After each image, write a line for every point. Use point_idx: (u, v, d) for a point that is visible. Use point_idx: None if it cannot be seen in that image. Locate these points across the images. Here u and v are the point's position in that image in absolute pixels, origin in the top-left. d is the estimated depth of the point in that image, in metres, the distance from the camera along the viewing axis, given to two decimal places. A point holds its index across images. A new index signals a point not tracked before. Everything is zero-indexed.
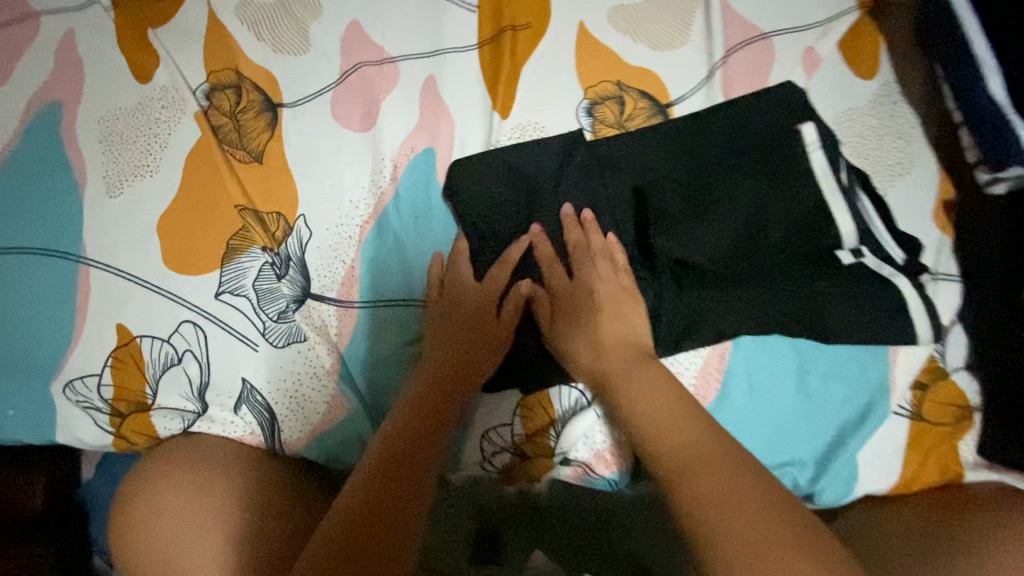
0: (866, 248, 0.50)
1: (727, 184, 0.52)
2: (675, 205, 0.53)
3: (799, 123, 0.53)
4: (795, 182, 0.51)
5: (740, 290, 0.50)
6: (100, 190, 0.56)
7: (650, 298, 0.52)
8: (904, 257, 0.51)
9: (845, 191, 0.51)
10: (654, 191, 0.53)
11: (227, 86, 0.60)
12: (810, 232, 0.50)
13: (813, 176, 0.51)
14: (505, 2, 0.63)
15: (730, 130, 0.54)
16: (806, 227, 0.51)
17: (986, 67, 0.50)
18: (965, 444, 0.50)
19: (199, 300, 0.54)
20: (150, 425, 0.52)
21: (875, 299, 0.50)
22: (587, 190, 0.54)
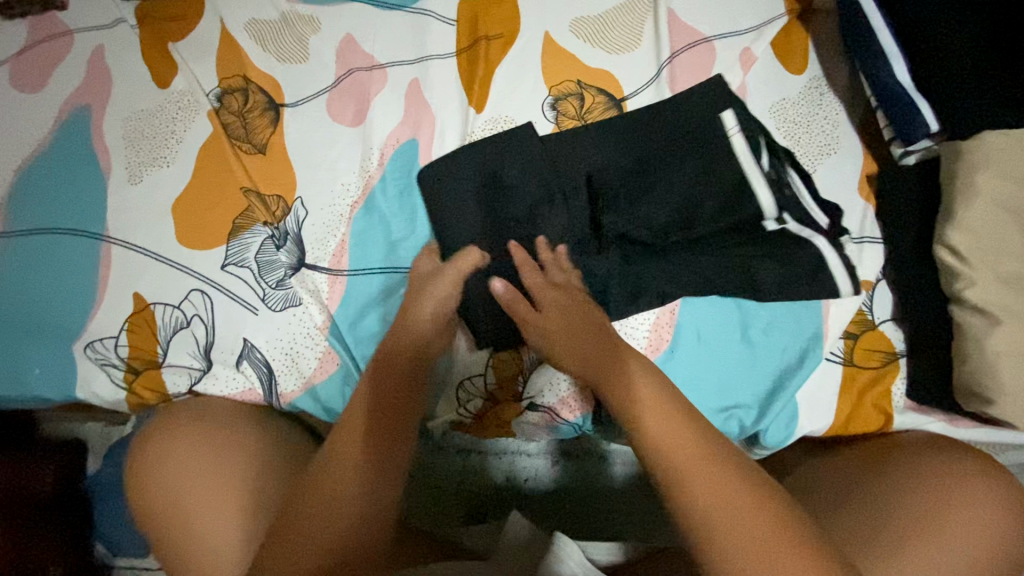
0: (788, 216, 0.57)
1: (664, 169, 0.59)
2: (620, 188, 0.59)
3: (720, 113, 0.60)
4: (721, 164, 0.58)
5: (677, 258, 0.57)
6: (123, 178, 0.64)
7: (600, 270, 0.58)
8: (827, 222, 0.57)
9: (766, 170, 0.57)
10: (600, 177, 0.60)
11: (236, 90, 0.68)
12: (736, 205, 0.57)
13: (736, 157, 0.58)
14: (480, 17, 0.72)
15: (664, 122, 0.61)
16: (732, 200, 0.57)
17: (893, 58, 0.56)
18: (896, 388, 0.55)
19: (207, 271, 0.60)
20: (161, 382, 0.58)
21: (796, 259, 0.56)
22: (541, 177, 0.60)
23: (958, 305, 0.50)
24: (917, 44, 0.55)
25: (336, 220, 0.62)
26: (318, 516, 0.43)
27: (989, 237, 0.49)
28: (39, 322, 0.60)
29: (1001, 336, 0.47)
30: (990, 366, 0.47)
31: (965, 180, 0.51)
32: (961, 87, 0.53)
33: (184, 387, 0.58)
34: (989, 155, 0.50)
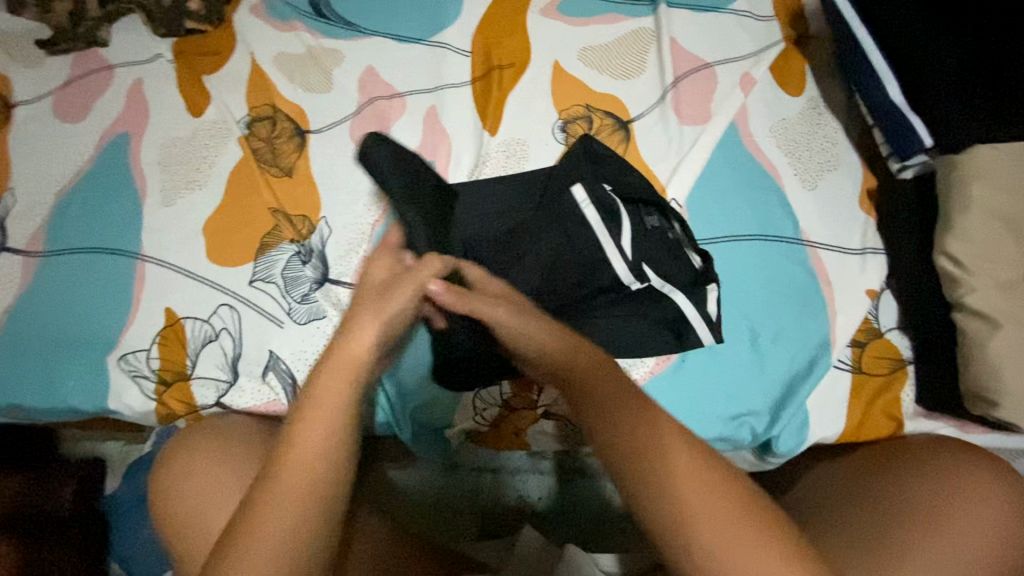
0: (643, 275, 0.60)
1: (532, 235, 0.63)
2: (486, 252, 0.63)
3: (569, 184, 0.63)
4: (578, 230, 0.62)
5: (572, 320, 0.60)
6: (158, 201, 0.68)
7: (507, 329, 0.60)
8: (700, 260, 0.61)
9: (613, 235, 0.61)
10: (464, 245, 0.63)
11: (264, 117, 0.73)
12: (594, 270, 0.61)
13: (587, 226, 0.62)
14: (493, 48, 0.77)
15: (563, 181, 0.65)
16: (594, 265, 0.61)
17: (885, 78, 0.60)
18: (906, 394, 0.56)
19: (236, 287, 0.63)
20: (189, 394, 0.60)
21: (665, 315, 0.59)
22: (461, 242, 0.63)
23: (959, 311, 0.51)
24: (907, 65, 0.59)
25: (358, 238, 0.65)
26: (257, 533, 0.37)
27: (986, 245, 0.51)
28: (76, 336, 0.63)
29: (1002, 340, 0.48)
30: (991, 369, 0.48)
31: (960, 192, 0.53)
32: (952, 105, 0.56)
33: (211, 400, 0.60)
34: (981, 167, 0.52)
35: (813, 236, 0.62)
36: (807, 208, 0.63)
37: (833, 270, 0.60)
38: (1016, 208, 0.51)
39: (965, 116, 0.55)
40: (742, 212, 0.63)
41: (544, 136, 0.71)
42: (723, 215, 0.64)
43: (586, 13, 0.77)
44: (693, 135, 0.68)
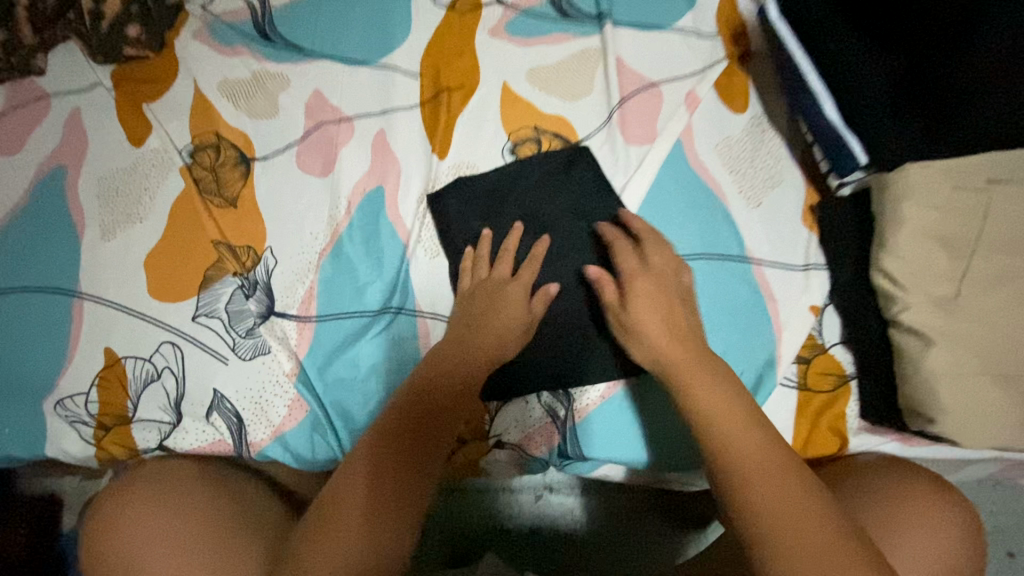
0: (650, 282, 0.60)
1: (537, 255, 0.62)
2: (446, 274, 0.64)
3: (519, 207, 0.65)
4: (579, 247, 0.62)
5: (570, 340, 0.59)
6: (96, 235, 0.66)
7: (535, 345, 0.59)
8: None
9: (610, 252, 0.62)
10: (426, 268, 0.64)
11: (208, 146, 0.71)
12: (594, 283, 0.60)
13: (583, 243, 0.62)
14: (441, 70, 0.77)
15: (522, 199, 0.65)
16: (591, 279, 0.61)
17: (822, 96, 0.61)
18: (849, 409, 0.57)
19: (179, 323, 0.62)
20: (130, 437, 0.58)
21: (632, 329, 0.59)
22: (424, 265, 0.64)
23: (895, 328, 0.52)
24: (841, 85, 0.60)
25: (306, 268, 0.64)
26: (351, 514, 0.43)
27: (916, 262, 0.53)
28: (10, 380, 0.60)
29: (935, 358, 0.49)
30: (926, 386, 0.49)
31: (892, 211, 0.54)
32: (883, 125, 0.58)
33: (154, 443, 0.58)
34: (912, 186, 0.53)
35: (757, 254, 0.63)
36: (750, 226, 0.64)
37: (777, 288, 0.61)
38: (948, 227, 0.53)
39: (894, 138, 0.57)
40: (688, 232, 0.64)
41: (494, 159, 0.70)
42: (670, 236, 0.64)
43: (534, 34, 0.78)
44: (641, 156, 0.68)
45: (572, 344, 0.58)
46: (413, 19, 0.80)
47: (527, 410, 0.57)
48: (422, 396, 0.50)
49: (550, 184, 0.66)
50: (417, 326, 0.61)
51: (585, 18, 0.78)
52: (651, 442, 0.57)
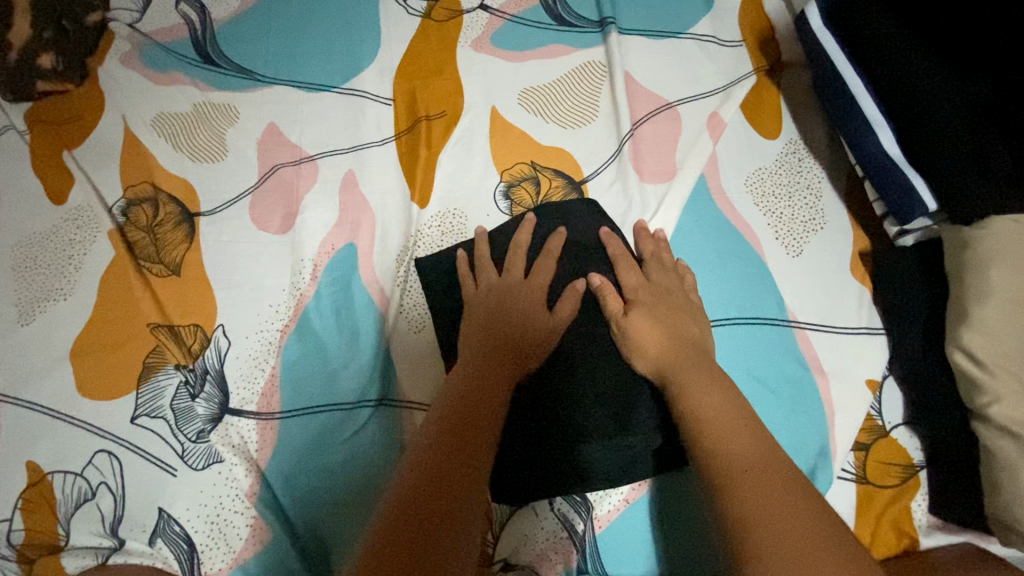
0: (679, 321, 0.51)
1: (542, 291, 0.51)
2: (435, 352, 0.54)
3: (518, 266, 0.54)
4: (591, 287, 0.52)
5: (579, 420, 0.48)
6: (12, 319, 0.55)
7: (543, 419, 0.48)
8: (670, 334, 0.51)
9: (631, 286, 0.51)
10: (411, 344, 0.54)
11: (144, 200, 0.60)
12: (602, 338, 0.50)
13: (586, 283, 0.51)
14: (418, 95, 0.65)
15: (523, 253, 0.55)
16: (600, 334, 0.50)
17: (876, 123, 0.51)
18: (917, 506, 0.48)
19: (116, 427, 0.52)
20: (61, 571, 0.49)
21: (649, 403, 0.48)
22: (407, 342, 0.54)
23: (982, 422, 0.43)
24: (900, 108, 0.50)
25: (265, 349, 0.54)
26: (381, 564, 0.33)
27: (1006, 339, 0.43)
28: None
29: None
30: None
31: (974, 275, 0.44)
32: (958, 161, 0.47)
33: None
34: (997, 247, 0.44)
35: (800, 316, 0.53)
36: (790, 282, 0.54)
37: (827, 358, 0.51)
38: None
39: (970, 177, 0.46)
40: (718, 290, 0.54)
41: (484, 203, 0.59)
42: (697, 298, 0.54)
43: (525, 45, 0.67)
44: (657, 196, 0.58)
45: (584, 428, 0.48)
46: (384, 30, 0.69)
47: (536, 525, 0.48)
48: (464, 390, 0.44)
49: (553, 235, 0.55)
50: (403, 418, 0.52)
51: (585, 26, 0.67)
52: (684, 552, 0.48)
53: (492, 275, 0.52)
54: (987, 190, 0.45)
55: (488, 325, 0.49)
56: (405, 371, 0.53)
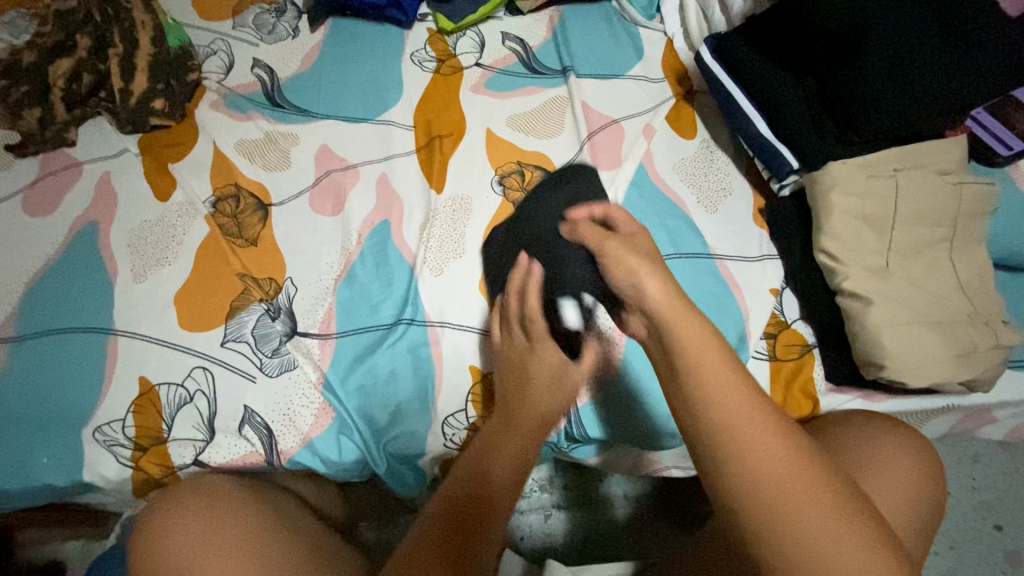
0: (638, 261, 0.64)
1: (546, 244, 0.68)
2: (451, 287, 0.71)
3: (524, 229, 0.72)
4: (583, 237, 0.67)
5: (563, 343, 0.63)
6: (128, 278, 0.72)
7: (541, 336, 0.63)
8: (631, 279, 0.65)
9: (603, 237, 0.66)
10: (434, 283, 0.72)
11: (229, 197, 0.80)
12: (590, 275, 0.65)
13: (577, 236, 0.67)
14: (433, 122, 0.89)
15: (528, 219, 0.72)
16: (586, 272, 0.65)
17: (752, 115, 0.72)
18: (816, 375, 0.65)
19: (209, 350, 0.67)
20: (167, 456, 0.63)
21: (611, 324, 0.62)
22: (430, 282, 0.72)
23: (841, 295, 0.61)
24: (764, 102, 0.72)
25: (322, 292, 0.71)
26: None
27: (850, 238, 0.62)
28: (51, 414, 0.64)
29: (874, 313, 0.58)
30: (874, 337, 0.57)
31: (823, 199, 0.64)
32: (808, 134, 0.69)
33: (189, 459, 0.62)
34: (835, 178, 0.63)
35: (719, 250, 0.73)
36: (708, 229, 0.74)
37: (739, 276, 0.70)
38: (873, 208, 0.62)
39: (815, 143, 0.68)
40: (659, 235, 0.74)
41: (484, 190, 0.80)
42: None
43: (510, 87, 0.92)
44: (610, 179, 0.80)
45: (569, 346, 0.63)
46: (405, 81, 0.94)
47: None
48: (484, 479, 0.54)
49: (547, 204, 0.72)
50: (428, 334, 0.68)
51: (552, 72, 0.92)
52: (647, 418, 0.64)
53: (492, 253, 0.73)
54: (829, 146, 0.68)
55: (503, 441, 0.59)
56: (430, 302, 0.71)
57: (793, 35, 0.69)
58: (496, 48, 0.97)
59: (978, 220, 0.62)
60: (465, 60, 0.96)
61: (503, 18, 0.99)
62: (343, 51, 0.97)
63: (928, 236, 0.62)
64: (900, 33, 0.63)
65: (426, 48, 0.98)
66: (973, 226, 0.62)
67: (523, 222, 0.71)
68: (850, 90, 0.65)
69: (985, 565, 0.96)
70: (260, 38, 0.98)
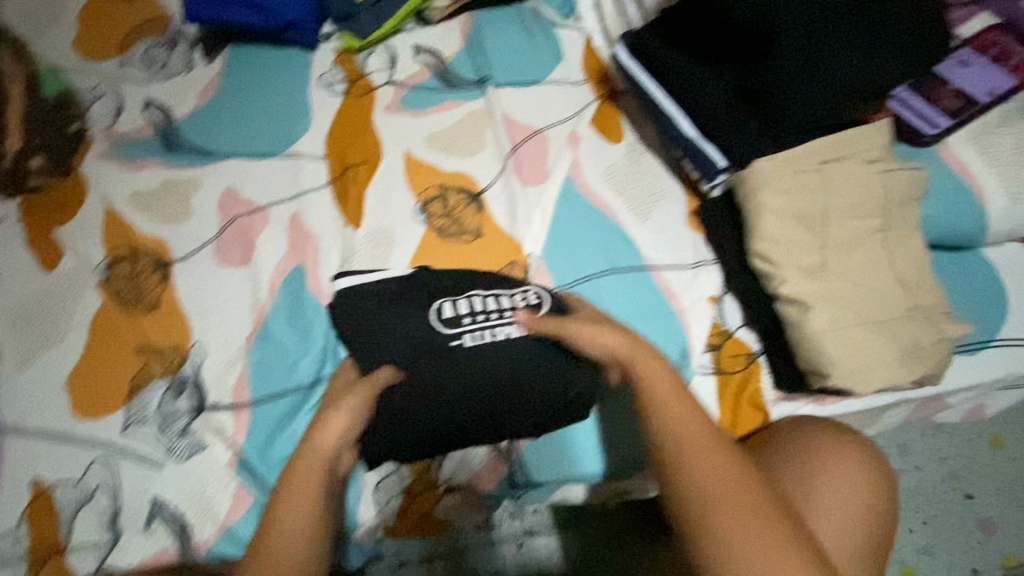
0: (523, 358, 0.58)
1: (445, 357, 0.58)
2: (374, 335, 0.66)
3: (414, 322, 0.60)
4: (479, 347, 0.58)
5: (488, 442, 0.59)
6: (13, 366, 0.65)
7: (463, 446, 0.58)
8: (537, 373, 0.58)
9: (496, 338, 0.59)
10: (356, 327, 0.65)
11: (122, 258, 0.72)
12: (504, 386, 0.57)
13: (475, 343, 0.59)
14: (346, 151, 0.82)
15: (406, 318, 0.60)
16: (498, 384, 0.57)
17: (675, 114, 0.68)
18: (764, 385, 0.63)
19: (109, 438, 0.61)
20: (66, 568, 0.56)
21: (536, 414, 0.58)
22: None
23: (782, 300, 0.57)
24: (687, 98, 0.67)
25: (233, 356, 0.65)
26: None
27: (784, 240, 0.59)
28: None
29: (815, 318, 0.55)
30: (817, 345, 0.54)
31: (754, 199, 0.60)
32: (732, 132, 0.65)
33: (92, 567, 0.56)
34: (763, 177, 0.60)
35: (655, 260, 0.69)
36: (645, 240, 0.71)
37: (678, 286, 0.67)
38: (804, 206, 0.59)
39: (745, 140, 0.64)
40: (592, 252, 0.70)
41: (406, 221, 0.75)
42: (576, 260, 0.70)
43: (427, 104, 0.86)
44: (539, 195, 0.75)
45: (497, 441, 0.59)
46: (314, 108, 0.88)
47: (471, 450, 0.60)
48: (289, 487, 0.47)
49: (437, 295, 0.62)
50: None
51: (468, 84, 0.87)
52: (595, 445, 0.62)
53: None
54: (759, 140, 0.64)
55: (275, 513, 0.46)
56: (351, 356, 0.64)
57: (701, 30, 0.66)
58: (408, 62, 0.91)
59: (910, 208, 0.60)
60: (377, 78, 0.90)
61: (414, 29, 0.93)
62: (243, 81, 0.90)
63: (863, 229, 0.59)
64: (809, 20, 0.60)
65: (334, 69, 0.91)
66: (906, 214, 0.60)
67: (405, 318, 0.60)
68: (767, 83, 0.62)
69: (958, 537, 0.96)
70: (150, 76, 0.90)
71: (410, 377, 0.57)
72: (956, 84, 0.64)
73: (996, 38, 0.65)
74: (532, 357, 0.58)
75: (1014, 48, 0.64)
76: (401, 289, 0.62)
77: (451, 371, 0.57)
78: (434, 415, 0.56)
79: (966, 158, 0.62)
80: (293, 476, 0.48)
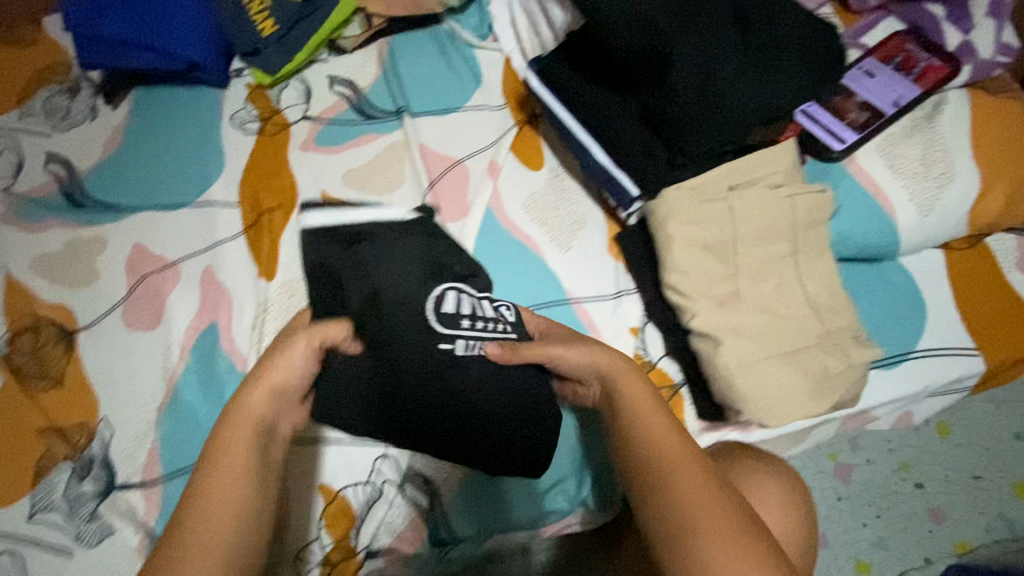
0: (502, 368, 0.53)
1: (422, 334, 0.52)
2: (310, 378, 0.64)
3: (406, 287, 0.53)
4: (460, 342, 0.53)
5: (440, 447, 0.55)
6: None
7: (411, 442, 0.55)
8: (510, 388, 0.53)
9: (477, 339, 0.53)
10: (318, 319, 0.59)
11: (26, 328, 0.69)
12: (485, 389, 0.53)
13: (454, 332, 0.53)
14: (259, 194, 0.79)
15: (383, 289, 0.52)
16: (472, 384, 0.53)
17: (588, 142, 0.64)
18: (686, 416, 0.62)
19: (13, 529, 0.58)
20: None
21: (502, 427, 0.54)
22: None
23: (694, 334, 0.57)
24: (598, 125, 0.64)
25: (145, 428, 0.63)
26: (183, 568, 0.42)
27: (692, 272, 0.58)
28: None
29: (725, 353, 0.54)
30: (728, 380, 0.54)
31: (662, 231, 0.59)
32: (643, 161, 0.63)
33: None
34: (670, 209, 0.59)
35: (577, 293, 0.67)
36: (567, 272, 0.69)
37: (600, 319, 0.66)
38: (713, 235, 0.58)
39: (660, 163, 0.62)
40: (513, 288, 0.68)
41: None
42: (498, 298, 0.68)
43: (343, 140, 0.83)
44: (458, 231, 0.73)
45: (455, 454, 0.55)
46: (227, 150, 0.84)
47: (390, 513, 0.58)
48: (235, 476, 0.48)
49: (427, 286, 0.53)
50: None
51: (385, 115, 0.84)
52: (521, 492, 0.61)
53: None
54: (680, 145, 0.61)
55: (201, 487, 0.46)
56: None
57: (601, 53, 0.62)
58: (323, 94, 0.87)
59: (820, 229, 0.59)
60: (291, 114, 0.86)
61: (327, 59, 0.89)
62: (152, 126, 0.86)
63: (774, 254, 0.58)
64: (703, 45, 0.58)
65: (246, 106, 0.87)
66: (816, 235, 0.59)
67: (394, 284, 0.52)
68: (669, 110, 0.60)
69: (909, 527, 0.97)
70: (52, 126, 0.86)
71: (383, 341, 0.52)
72: (862, 96, 0.63)
73: (900, 44, 0.64)
74: (523, 377, 0.54)
75: (918, 55, 0.64)
76: (394, 238, 0.55)
77: (428, 354, 0.52)
78: (395, 393, 0.53)
79: (871, 170, 0.61)
80: (231, 438, 0.47)
